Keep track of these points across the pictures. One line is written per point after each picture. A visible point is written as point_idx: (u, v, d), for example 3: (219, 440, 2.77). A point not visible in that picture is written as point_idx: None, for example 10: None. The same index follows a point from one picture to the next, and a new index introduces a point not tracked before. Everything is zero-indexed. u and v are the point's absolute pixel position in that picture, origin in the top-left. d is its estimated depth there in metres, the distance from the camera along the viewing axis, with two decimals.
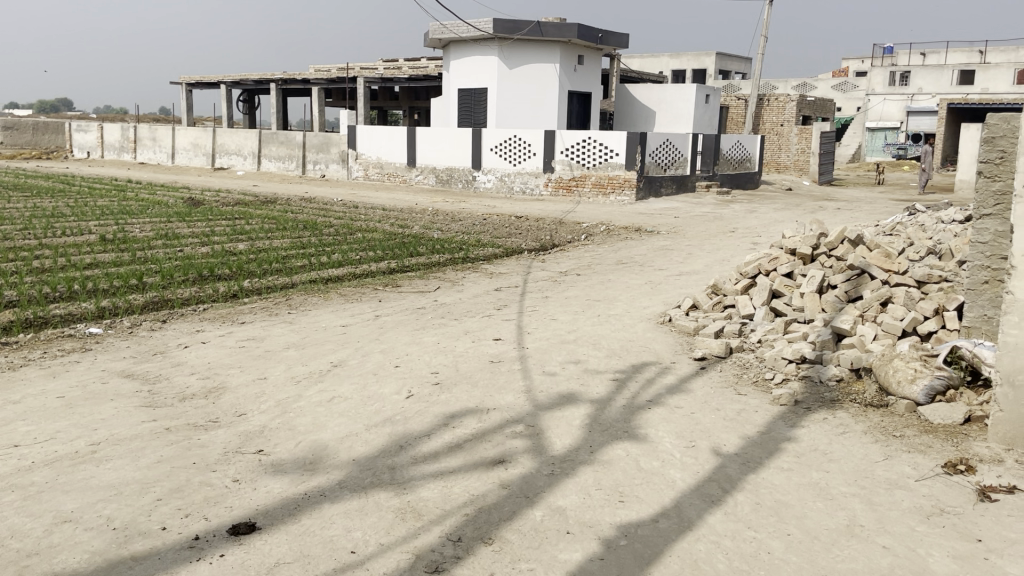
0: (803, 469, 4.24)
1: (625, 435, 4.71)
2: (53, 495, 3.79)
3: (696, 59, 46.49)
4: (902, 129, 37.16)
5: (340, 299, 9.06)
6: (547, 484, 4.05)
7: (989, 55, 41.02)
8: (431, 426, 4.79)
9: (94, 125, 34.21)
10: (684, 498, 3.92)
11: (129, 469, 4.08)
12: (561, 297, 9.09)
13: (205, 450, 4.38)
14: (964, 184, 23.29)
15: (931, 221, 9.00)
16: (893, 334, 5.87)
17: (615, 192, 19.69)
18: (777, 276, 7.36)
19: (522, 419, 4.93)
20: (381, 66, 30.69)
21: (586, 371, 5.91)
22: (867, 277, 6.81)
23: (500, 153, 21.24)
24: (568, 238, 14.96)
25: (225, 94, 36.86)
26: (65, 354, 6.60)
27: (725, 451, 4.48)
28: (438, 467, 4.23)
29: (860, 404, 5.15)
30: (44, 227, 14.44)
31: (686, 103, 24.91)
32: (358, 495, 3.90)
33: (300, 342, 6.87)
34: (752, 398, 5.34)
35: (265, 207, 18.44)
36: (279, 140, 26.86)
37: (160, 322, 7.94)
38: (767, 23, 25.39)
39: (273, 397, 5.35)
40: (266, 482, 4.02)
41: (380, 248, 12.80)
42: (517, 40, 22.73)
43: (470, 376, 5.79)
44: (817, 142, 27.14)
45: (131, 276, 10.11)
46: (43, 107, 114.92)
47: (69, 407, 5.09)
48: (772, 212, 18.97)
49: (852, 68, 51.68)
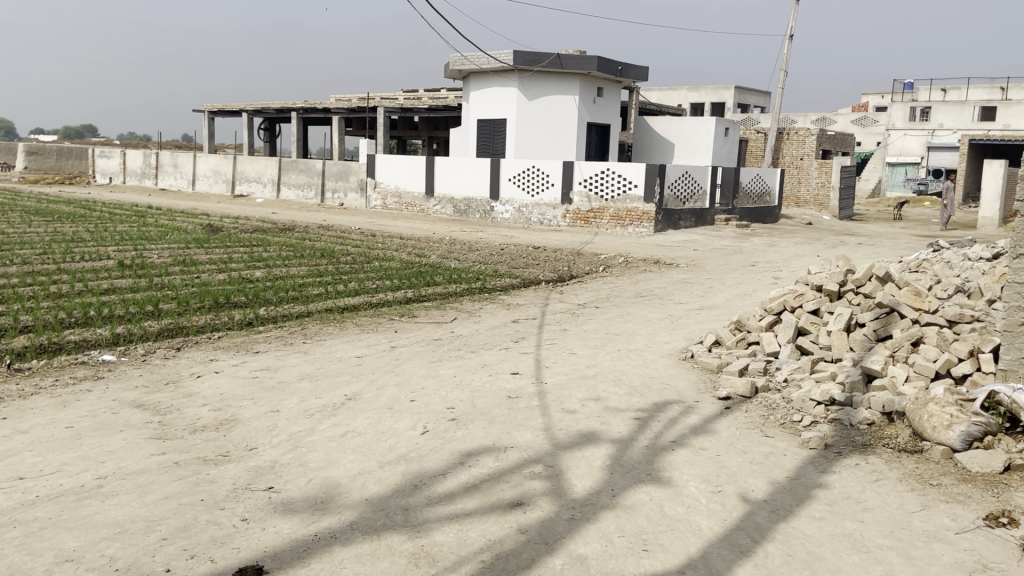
0: (836, 518, 4.05)
1: (648, 477, 4.53)
2: (56, 532, 3.66)
3: (715, 93, 46.57)
4: (923, 165, 36.94)
5: (355, 329, 8.96)
6: (567, 530, 3.87)
7: (1010, 92, 40.84)
8: (448, 464, 4.64)
9: (117, 151, 34.66)
10: (711, 548, 3.74)
11: (135, 506, 3.95)
12: (579, 330, 8.94)
13: (214, 486, 4.25)
14: (986, 222, 23.05)
15: (958, 257, 8.79)
16: (925, 376, 5.68)
17: (633, 225, 19.58)
18: (803, 313, 7.17)
19: (541, 459, 4.77)
20: (401, 96, 30.89)
21: (607, 409, 5.73)
22: (896, 316, 6.62)
23: (518, 183, 21.22)
24: (586, 270, 14.82)
25: (247, 122, 37.32)
26: (78, 381, 6.52)
27: (753, 497, 4.29)
28: (453, 509, 4.06)
29: (893, 449, 4.96)
30: (63, 252, 14.48)
31: (705, 136, 24.83)
32: (370, 538, 3.74)
33: (315, 373, 6.75)
34: (780, 441, 5.15)
35: (284, 234, 18.49)
36: (299, 168, 27.05)
37: (174, 350, 7.87)
38: (787, 58, 25.38)
39: (285, 431, 5.21)
40: (276, 521, 3.88)
41: (396, 277, 12.74)
42: (536, 72, 22.81)
43: (488, 412, 5.62)
44: (838, 177, 26.97)
45: (147, 302, 10.08)
46: (68, 133, 117.31)
47: (77, 439, 4.97)
48: (792, 246, 18.75)
49: (872, 103, 51.54)
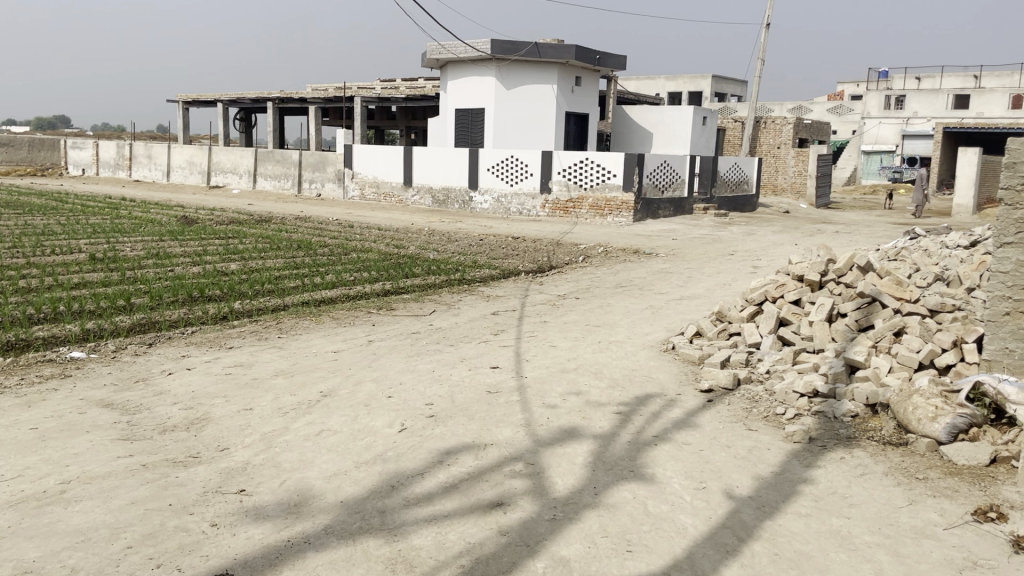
0: (822, 515, 3.97)
1: (631, 475, 4.43)
2: (15, 541, 3.50)
3: (692, 82, 46.71)
4: (898, 153, 37.19)
5: (331, 323, 8.78)
6: (549, 531, 3.77)
7: (984, 80, 41.28)
8: (426, 463, 4.52)
9: (89, 141, 34.04)
10: (697, 548, 3.65)
11: (99, 512, 3.79)
12: (560, 322, 8.83)
13: (183, 490, 4.10)
14: (961, 209, 23.28)
15: (935, 245, 8.76)
16: (909, 367, 5.62)
17: (612, 214, 19.52)
18: (784, 303, 7.10)
19: (522, 456, 4.66)
20: (378, 84, 30.53)
21: (588, 404, 5.62)
22: (878, 305, 6.57)
23: (497, 173, 21.06)
24: (566, 260, 14.71)
25: (222, 112, 36.79)
26: (43, 380, 6.31)
27: (738, 494, 4.21)
28: (432, 511, 3.94)
29: (878, 442, 4.91)
30: (33, 246, 14.14)
31: (683, 125, 24.81)
32: (345, 543, 3.61)
33: (290, 369, 6.60)
34: (764, 434, 5.07)
35: (259, 226, 18.20)
36: (275, 158, 26.67)
37: (146, 346, 7.67)
38: (764, 46, 25.37)
39: (258, 431, 5.06)
40: (247, 527, 3.74)
41: (375, 269, 12.56)
42: (514, 61, 22.64)
43: (467, 409, 5.50)
44: (815, 165, 27.05)
45: (119, 297, 9.82)
46: (40, 124, 115.81)
47: (41, 441, 4.79)
48: (770, 234, 18.77)
49: (847, 92, 51.80)
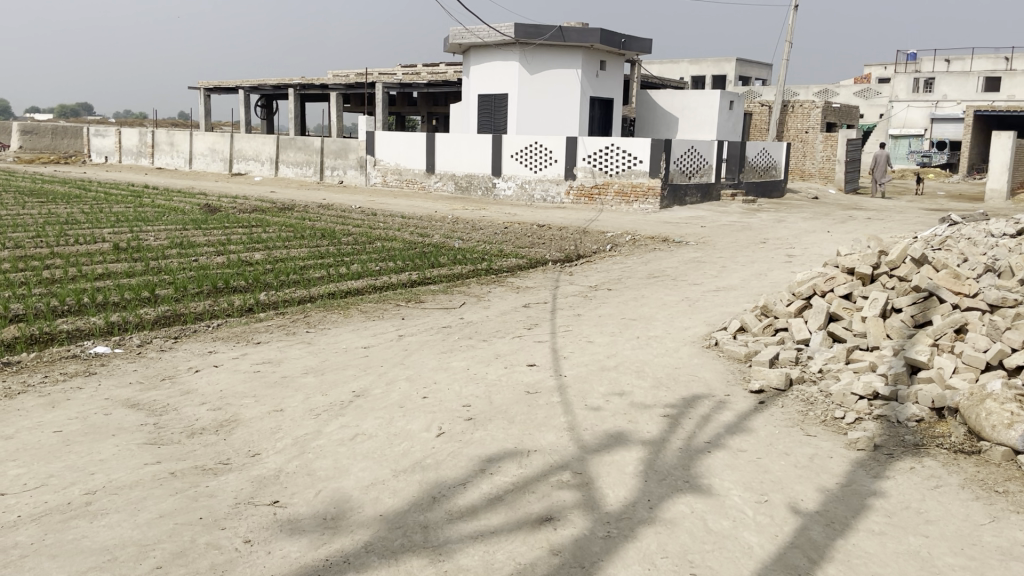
0: (898, 533, 3.68)
1: (686, 486, 4.16)
2: (39, 560, 3.30)
3: (716, 66, 45.99)
4: (927, 137, 36.38)
5: (359, 316, 8.55)
6: (604, 550, 3.51)
7: (1015, 62, 40.34)
8: (467, 473, 4.26)
9: (112, 129, 34.07)
10: (766, 572, 3.37)
11: (126, 527, 3.58)
12: (594, 315, 8.54)
13: (213, 502, 3.88)
14: (994, 194, 22.54)
15: (981, 233, 8.37)
16: (975, 367, 5.29)
17: (639, 201, 19.13)
18: (834, 298, 6.74)
19: (568, 465, 4.39)
20: (399, 70, 30.24)
21: (633, 406, 5.34)
22: (936, 300, 6.22)
23: (521, 160, 20.73)
24: (593, 249, 14.38)
25: (244, 99, 36.71)
26: (68, 378, 6.13)
27: (804, 508, 3.92)
28: (478, 526, 3.70)
29: (948, 450, 4.61)
30: (57, 235, 14.06)
31: (710, 109, 24.33)
32: (387, 563, 3.38)
33: (320, 366, 6.38)
34: (823, 441, 4.77)
35: (283, 214, 18.04)
36: (297, 145, 26.49)
37: (171, 340, 7.48)
38: (793, 29, 24.81)
39: (289, 434, 4.84)
40: (282, 544, 3.52)
41: (400, 258, 12.31)
42: (539, 45, 22.25)
43: (507, 411, 5.24)
44: (844, 149, 26.44)
45: (143, 288, 9.65)
46: (63, 111, 117.15)
47: (66, 446, 4.60)
48: (801, 221, 18.33)
49: (875, 75, 50.78)
